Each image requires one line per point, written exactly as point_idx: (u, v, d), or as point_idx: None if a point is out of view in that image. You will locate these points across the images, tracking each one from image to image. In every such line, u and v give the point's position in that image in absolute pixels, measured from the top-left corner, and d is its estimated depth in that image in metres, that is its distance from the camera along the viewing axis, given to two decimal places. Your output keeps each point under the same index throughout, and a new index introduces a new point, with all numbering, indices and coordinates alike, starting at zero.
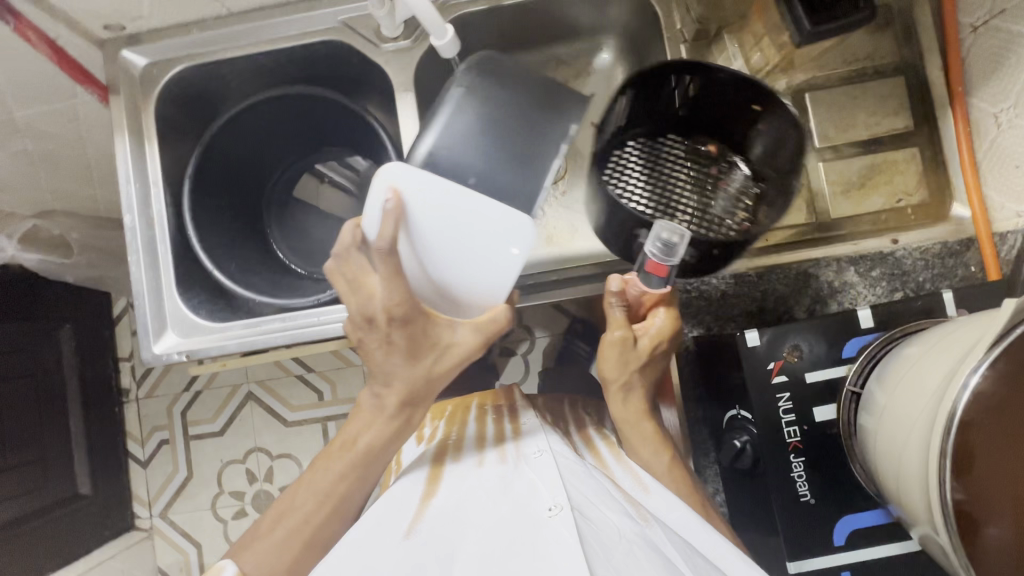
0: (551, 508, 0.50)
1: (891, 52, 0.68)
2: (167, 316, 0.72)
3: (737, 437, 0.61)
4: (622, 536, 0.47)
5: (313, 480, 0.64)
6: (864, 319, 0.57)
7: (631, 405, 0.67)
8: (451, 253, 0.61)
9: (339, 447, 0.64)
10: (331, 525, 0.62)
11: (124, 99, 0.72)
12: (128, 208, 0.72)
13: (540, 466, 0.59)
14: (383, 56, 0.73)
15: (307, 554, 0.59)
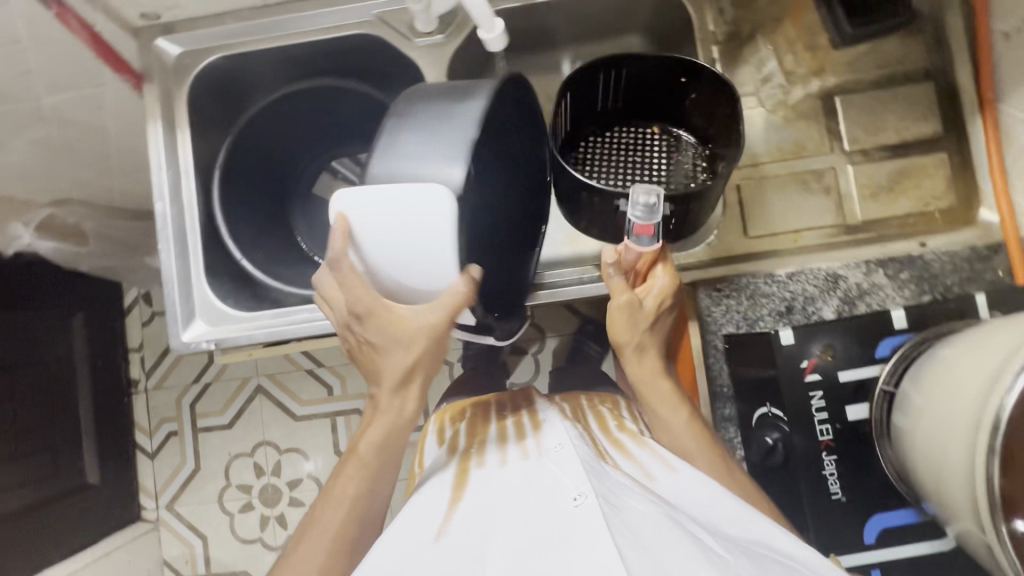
0: (576, 498, 0.51)
1: (921, 58, 0.68)
2: (196, 304, 0.72)
3: (769, 435, 0.67)
4: (649, 517, 0.49)
5: (338, 483, 0.65)
6: (899, 320, 0.66)
7: (647, 365, 0.67)
8: (401, 258, 0.55)
9: (352, 446, 0.67)
10: (355, 525, 0.62)
11: (158, 87, 0.72)
12: (160, 195, 0.72)
13: (559, 457, 0.60)
14: (415, 51, 0.73)
15: (341, 556, 0.60)
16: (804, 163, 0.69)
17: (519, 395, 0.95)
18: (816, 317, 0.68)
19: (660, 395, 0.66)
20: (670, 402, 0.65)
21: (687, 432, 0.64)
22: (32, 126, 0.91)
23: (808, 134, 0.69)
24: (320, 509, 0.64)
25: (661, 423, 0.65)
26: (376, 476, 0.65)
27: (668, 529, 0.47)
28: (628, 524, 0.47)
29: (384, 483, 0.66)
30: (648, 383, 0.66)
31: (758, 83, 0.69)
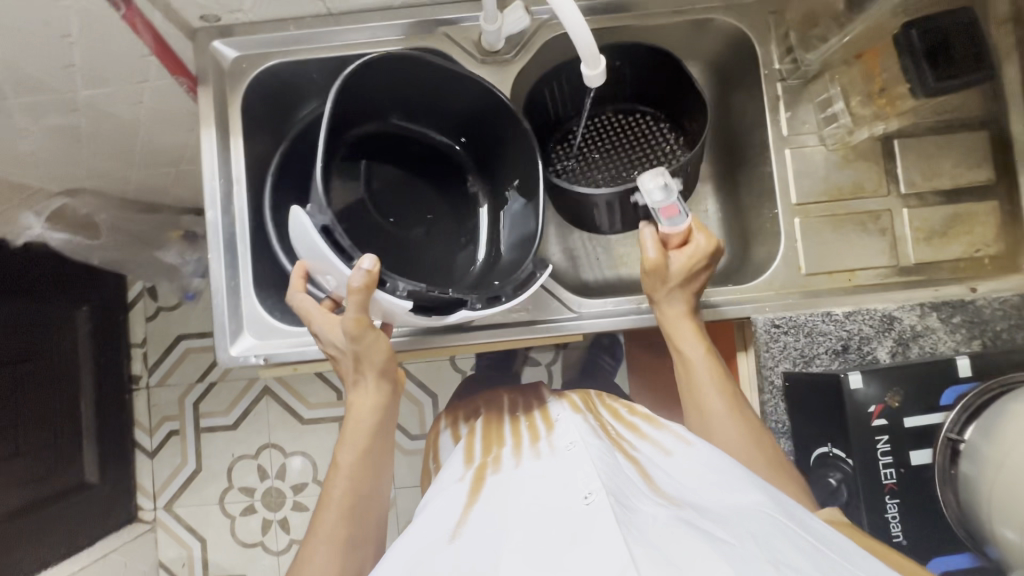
0: (587, 498, 0.50)
1: (977, 106, 0.70)
2: (245, 317, 0.70)
3: (831, 475, 0.61)
4: (658, 518, 0.47)
5: (341, 478, 0.65)
6: (963, 367, 0.59)
7: (672, 306, 0.66)
8: (324, 275, 0.65)
9: (349, 435, 0.66)
10: (356, 520, 0.64)
11: (214, 92, 0.71)
12: (211, 205, 0.71)
13: (571, 459, 0.59)
14: (479, 69, 0.72)
15: (349, 552, 0.62)
16: (860, 204, 0.70)
17: (531, 392, 0.91)
18: (870, 358, 0.67)
19: (678, 331, 0.66)
20: (685, 340, 0.66)
21: (703, 368, 0.65)
22: (57, 114, 0.85)
23: (867, 175, 0.70)
24: (319, 509, 0.65)
25: (681, 360, 0.66)
26: (364, 476, 0.66)
27: (679, 527, 0.46)
28: (640, 529, 0.46)
29: (373, 483, 0.66)
30: (671, 321, 0.66)
31: (822, 122, 0.70)
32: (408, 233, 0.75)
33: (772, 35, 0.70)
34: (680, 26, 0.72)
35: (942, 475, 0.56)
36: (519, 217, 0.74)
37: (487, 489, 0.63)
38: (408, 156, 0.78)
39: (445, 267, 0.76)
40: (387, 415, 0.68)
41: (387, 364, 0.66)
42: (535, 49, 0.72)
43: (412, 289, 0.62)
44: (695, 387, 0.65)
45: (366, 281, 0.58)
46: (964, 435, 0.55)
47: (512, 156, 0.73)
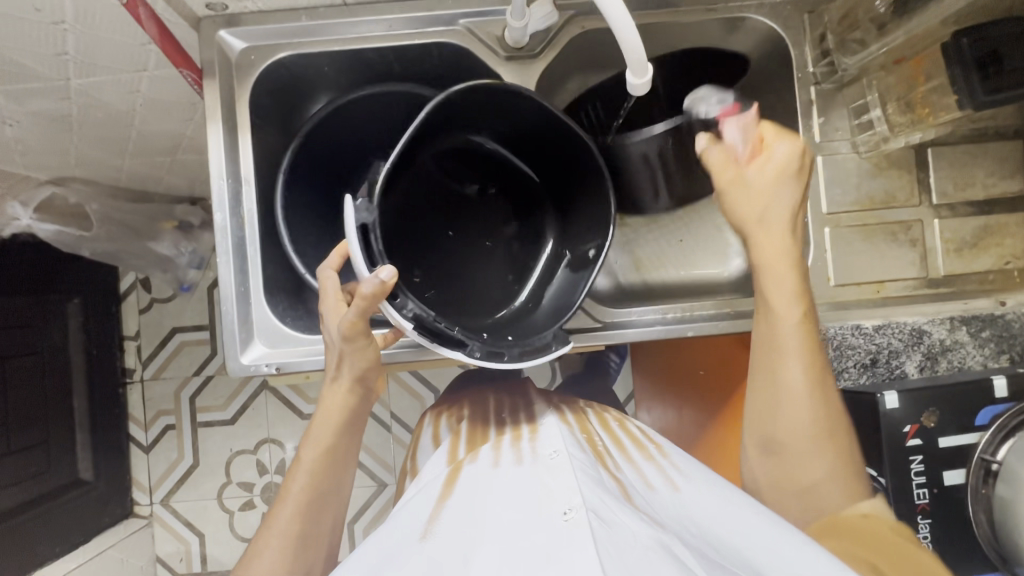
0: (565, 512, 0.46)
1: (1012, 115, 0.68)
2: (255, 324, 0.67)
3: None
4: (639, 538, 0.43)
5: (300, 473, 0.64)
6: (1000, 390, 0.58)
7: (775, 244, 0.58)
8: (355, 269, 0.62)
9: (315, 427, 0.65)
10: (312, 517, 0.63)
11: (220, 86, 0.66)
12: (219, 207, 0.67)
13: (552, 466, 0.55)
14: (500, 67, 0.68)
15: (303, 549, 0.62)
16: (892, 214, 0.68)
17: (519, 395, 0.87)
18: (899, 373, 0.66)
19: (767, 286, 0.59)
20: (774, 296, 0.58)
21: (792, 335, 0.57)
22: (45, 100, 0.79)
23: (899, 184, 0.68)
24: (277, 502, 0.65)
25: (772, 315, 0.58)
26: (322, 478, 0.64)
27: (658, 552, 0.41)
28: (617, 545, 0.42)
29: (327, 489, 0.65)
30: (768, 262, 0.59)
31: (855, 129, 0.68)
32: (456, 251, 0.74)
33: (806, 38, 0.68)
34: (712, 25, 0.69)
35: (974, 496, 0.58)
36: (573, 276, 0.71)
37: (462, 483, 0.59)
38: (483, 175, 0.76)
39: (474, 307, 0.72)
40: (354, 423, 0.66)
41: (369, 371, 0.63)
42: (560, 47, 0.68)
43: (419, 313, 0.59)
44: (778, 352, 0.58)
45: (378, 291, 0.55)
46: (997, 455, 0.58)
47: (590, 208, 0.70)
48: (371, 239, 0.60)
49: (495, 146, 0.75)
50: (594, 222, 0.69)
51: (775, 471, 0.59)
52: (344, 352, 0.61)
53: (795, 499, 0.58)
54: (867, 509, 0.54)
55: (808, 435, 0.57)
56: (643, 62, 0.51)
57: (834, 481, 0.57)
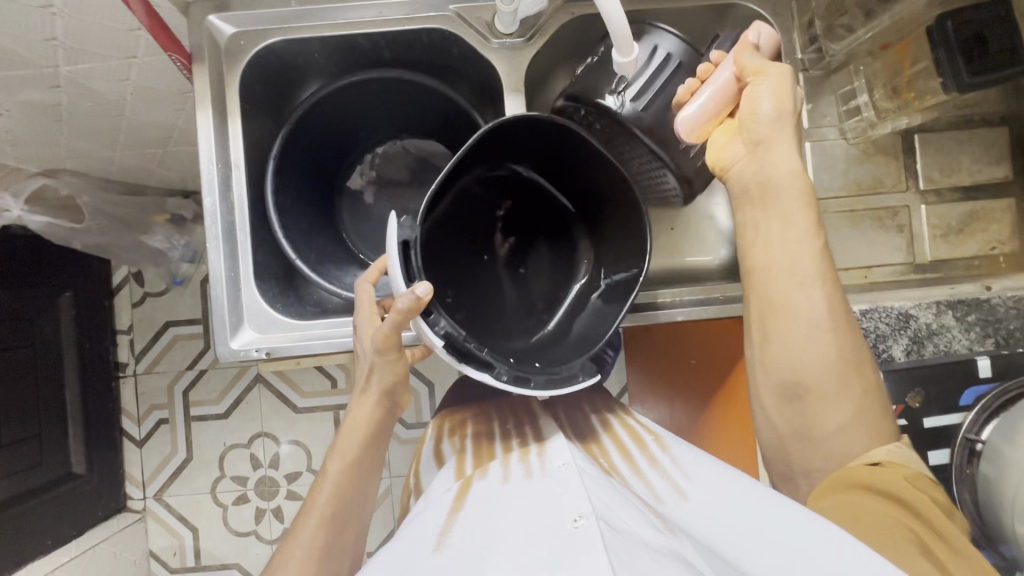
0: (576, 519, 0.45)
1: (996, 102, 0.69)
2: (245, 308, 0.67)
3: None
4: (648, 547, 0.41)
5: (327, 484, 0.64)
6: (983, 370, 0.66)
7: (783, 152, 0.57)
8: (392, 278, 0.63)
9: (342, 439, 0.66)
10: (335, 530, 0.62)
11: (210, 71, 0.66)
12: (209, 191, 0.66)
13: (560, 479, 0.54)
14: (490, 53, 0.68)
15: (327, 563, 0.60)
16: (879, 200, 0.69)
17: (519, 403, 0.84)
18: (885, 357, 0.66)
19: (783, 209, 0.57)
20: (788, 221, 0.57)
21: (809, 260, 0.56)
22: (35, 88, 0.79)
23: (886, 170, 0.69)
24: (299, 516, 0.63)
25: (786, 222, 0.57)
26: (348, 490, 0.64)
27: (670, 561, 0.40)
28: (628, 550, 0.40)
29: (348, 497, 0.64)
30: (783, 182, 0.57)
31: (843, 115, 0.69)
32: (489, 278, 0.74)
33: (795, 24, 0.68)
34: (701, 12, 0.69)
35: (958, 473, 0.64)
36: (602, 308, 0.70)
37: (473, 497, 0.58)
38: (523, 204, 0.76)
39: (503, 334, 0.70)
40: (382, 434, 0.66)
41: (398, 386, 0.65)
42: (551, 33, 0.68)
43: (450, 331, 0.60)
44: (795, 279, 0.56)
45: (413, 306, 0.55)
46: (981, 435, 0.63)
47: (625, 237, 0.69)
48: (411, 255, 0.60)
49: (529, 172, 0.74)
50: (632, 248, 0.68)
51: (797, 417, 0.57)
52: (375, 364, 0.63)
53: (822, 443, 0.56)
54: (881, 457, 0.54)
55: (836, 369, 0.56)
56: (627, 38, 0.53)
57: (860, 418, 0.55)
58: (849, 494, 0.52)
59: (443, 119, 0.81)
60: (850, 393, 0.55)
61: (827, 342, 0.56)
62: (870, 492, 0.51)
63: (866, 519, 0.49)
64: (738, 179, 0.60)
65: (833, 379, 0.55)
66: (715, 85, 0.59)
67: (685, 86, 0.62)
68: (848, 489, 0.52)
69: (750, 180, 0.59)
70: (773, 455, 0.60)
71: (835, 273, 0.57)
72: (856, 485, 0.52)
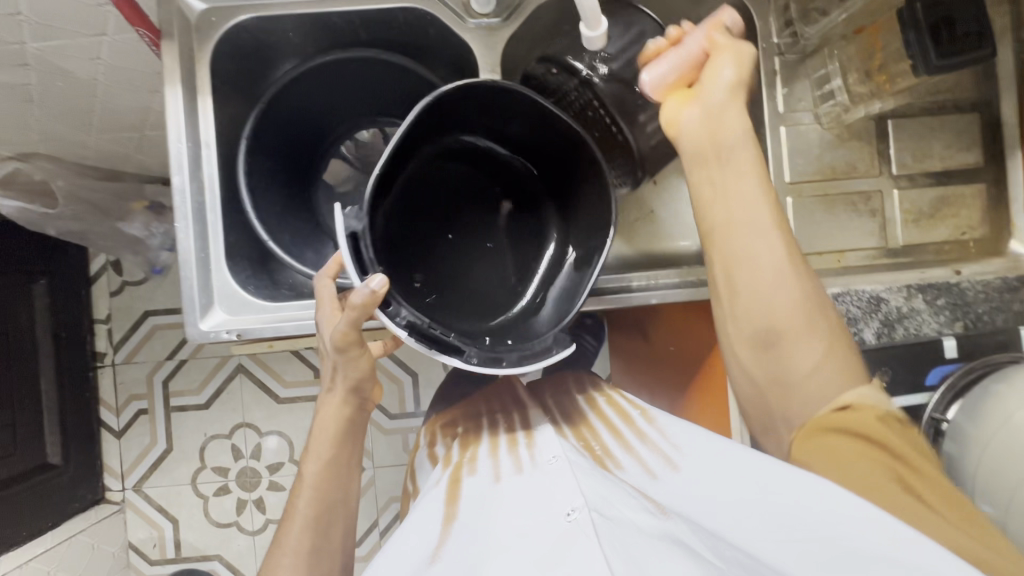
0: (570, 512, 0.45)
1: (969, 88, 0.70)
2: (216, 290, 0.67)
3: None
4: (641, 531, 0.41)
5: (306, 490, 0.64)
6: (950, 349, 0.67)
7: (731, 117, 0.57)
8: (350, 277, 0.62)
9: (314, 440, 0.66)
10: (320, 533, 0.63)
11: (179, 47, 0.64)
12: (177, 169, 0.64)
13: (551, 473, 0.54)
14: (467, 33, 0.68)
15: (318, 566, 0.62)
16: (852, 184, 0.70)
17: (506, 389, 0.80)
18: (856, 340, 0.67)
19: (737, 164, 0.57)
20: (740, 174, 0.57)
21: (761, 206, 0.57)
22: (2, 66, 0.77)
23: (860, 155, 0.69)
24: (283, 526, 0.64)
25: (734, 167, 0.57)
26: (332, 488, 0.65)
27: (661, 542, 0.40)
28: (620, 538, 0.40)
29: (332, 506, 0.65)
30: (735, 138, 0.57)
31: (817, 99, 0.69)
32: (460, 252, 0.74)
33: (771, 8, 0.68)
34: None
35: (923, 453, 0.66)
36: (569, 278, 0.70)
37: (466, 499, 0.58)
38: (486, 171, 0.76)
39: (474, 310, 0.71)
40: (353, 434, 0.66)
41: (363, 382, 0.64)
42: (528, 13, 0.68)
43: (413, 320, 0.59)
44: (750, 224, 0.57)
45: (368, 301, 0.54)
46: (947, 414, 0.64)
47: (590, 202, 0.68)
48: (361, 246, 0.58)
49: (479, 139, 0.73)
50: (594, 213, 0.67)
51: (772, 365, 0.57)
52: (338, 361, 0.62)
53: (795, 390, 0.56)
54: (851, 400, 0.54)
55: (796, 316, 0.56)
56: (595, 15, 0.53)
57: (828, 362, 0.56)
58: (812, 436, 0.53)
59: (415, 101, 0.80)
60: (817, 335, 0.56)
61: (785, 288, 0.57)
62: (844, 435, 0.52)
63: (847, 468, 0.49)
64: (692, 140, 0.58)
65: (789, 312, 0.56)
66: (687, 56, 0.58)
67: (657, 44, 0.59)
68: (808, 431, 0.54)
69: (704, 139, 0.58)
70: (752, 409, 0.60)
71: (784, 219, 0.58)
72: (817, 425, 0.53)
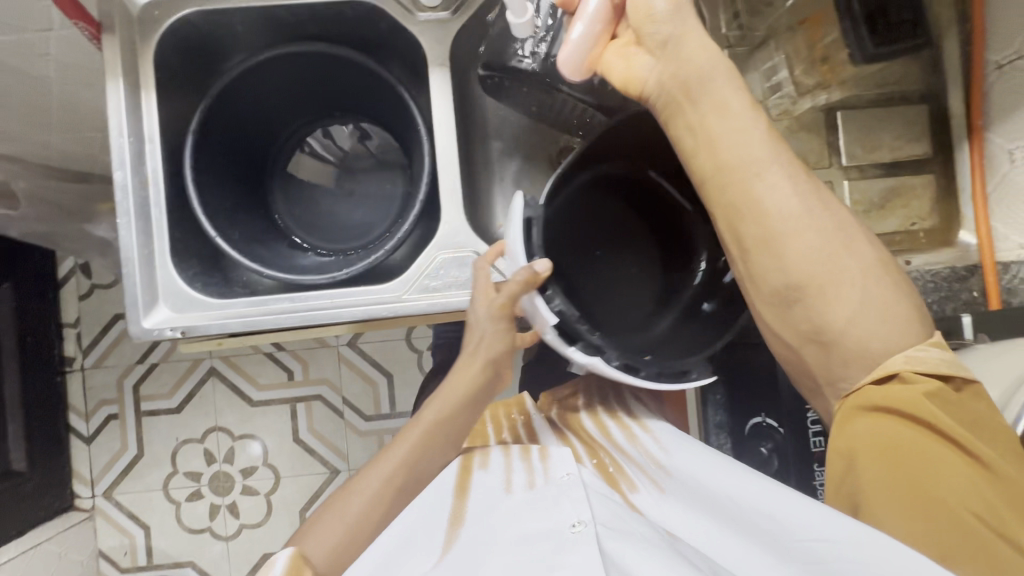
0: (575, 525, 0.45)
1: (917, 80, 0.71)
2: (160, 287, 0.66)
3: (763, 445, 0.74)
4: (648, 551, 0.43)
5: (421, 425, 0.65)
6: None
7: (697, 44, 0.55)
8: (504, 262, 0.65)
9: (450, 380, 0.67)
10: (418, 468, 0.64)
11: (120, 41, 0.63)
12: (119, 164, 0.64)
13: (562, 484, 0.53)
14: (416, 27, 0.67)
15: (399, 500, 0.63)
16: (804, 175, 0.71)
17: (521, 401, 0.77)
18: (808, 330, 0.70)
19: (716, 97, 0.55)
20: (718, 109, 0.55)
21: (759, 145, 0.55)
22: None
23: (810, 147, 0.71)
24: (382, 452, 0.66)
25: (721, 107, 0.55)
26: (441, 439, 0.64)
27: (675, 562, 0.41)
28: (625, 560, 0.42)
29: (424, 459, 0.64)
30: (703, 69, 0.55)
31: (767, 91, 0.70)
32: (607, 275, 0.71)
33: None
34: None
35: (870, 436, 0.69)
36: (714, 313, 0.67)
37: (475, 491, 0.54)
38: (647, 210, 0.73)
39: (625, 324, 0.68)
40: (479, 403, 0.67)
41: (503, 357, 0.66)
42: (476, 6, 0.67)
43: (565, 310, 0.62)
44: (751, 171, 0.55)
45: (529, 278, 0.60)
46: None
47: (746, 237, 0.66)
48: (534, 231, 0.63)
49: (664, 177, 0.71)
50: None
51: (803, 318, 0.56)
52: (485, 333, 0.65)
53: (847, 337, 0.55)
54: (898, 368, 0.54)
55: (822, 260, 0.55)
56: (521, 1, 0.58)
57: (865, 305, 0.55)
58: (874, 421, 0.54)
59: (368, 95, 0.79)
60: (842, 283, 0.55)
61: (804, 231, 0.55)
62: (915, 427, 0.53)
63: (920, 474, 0.51)
64: (658, 88, 0.56)
65: (836, 265, 0.55)
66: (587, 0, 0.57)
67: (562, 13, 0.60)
68: (866, 413, 0.55)
69: (670, 82, 0.55)
70: (799, 373, 0.60)
71: (786, 149, 0.56)
72: (879, 408, 0.54)
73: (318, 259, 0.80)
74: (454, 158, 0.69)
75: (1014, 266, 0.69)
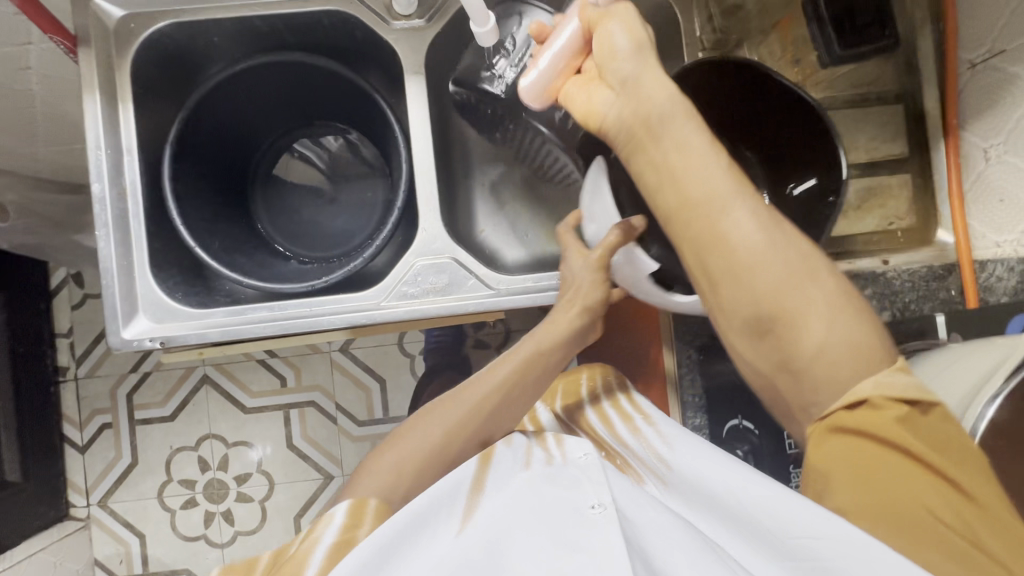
0: (595, 505, 0.45)
1: (892, 80, 0.72)
2: (140, 298, 0.66)
3: (739, 447, 0.74)
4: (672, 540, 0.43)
5: (519, 354, 0.66)
6: None
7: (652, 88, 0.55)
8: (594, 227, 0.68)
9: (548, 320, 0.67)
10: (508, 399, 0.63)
11: (96, 55, 0.64)
12: (96, 176, 0.64)
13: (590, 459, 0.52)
14: (392, 35, 0.68)
15: (487, 425, 0.61)
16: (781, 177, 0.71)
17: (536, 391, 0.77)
18: None
19: (675, 134, 0.55)
20: (678, 148, 0.55)
21: (723, 179, 0.54)
22: None
23: None
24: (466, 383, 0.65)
25: (682, 149, 0.55)
26: (532, 374, 0.65)
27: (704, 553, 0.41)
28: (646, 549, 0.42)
29: (524, 391, 0.64)
30: (660, 106, 0.55)
31: None
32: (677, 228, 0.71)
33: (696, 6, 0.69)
34: None
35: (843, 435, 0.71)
36: None
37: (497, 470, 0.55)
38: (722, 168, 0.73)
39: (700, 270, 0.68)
40: (572, 347, 0.67)
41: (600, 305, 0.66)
42: (451, 14, 0.68)
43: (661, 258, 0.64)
44: (716, 206, 0.54)
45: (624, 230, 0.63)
46: None
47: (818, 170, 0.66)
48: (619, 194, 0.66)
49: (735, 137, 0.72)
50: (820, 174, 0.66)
51: (772, 351, 0.54)
52: (581, 279, 0.66)
53: (816, 371, 0.52)
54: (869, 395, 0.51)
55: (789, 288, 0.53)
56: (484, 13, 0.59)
57: (834, 336, 0.52)
58: (849, 443, 0.51)
59: (348, 104, 0.79)
60: (812, 315, 0.52)
61: (768, 264, 0.53)
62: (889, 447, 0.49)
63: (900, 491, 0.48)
64: (618, 125, 0.57)
65: (803, 298, 0.53)
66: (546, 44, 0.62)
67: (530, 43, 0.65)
68: (837, 436, 0.51)
69: (631, 119, 0.56)
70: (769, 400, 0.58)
71: (749, 186, 0.55)
72: (851, 432, 0.50)
73: (301, 267, 0.81)
74: (431, 166, 0.70)
75: (990, 264, 0.70)
